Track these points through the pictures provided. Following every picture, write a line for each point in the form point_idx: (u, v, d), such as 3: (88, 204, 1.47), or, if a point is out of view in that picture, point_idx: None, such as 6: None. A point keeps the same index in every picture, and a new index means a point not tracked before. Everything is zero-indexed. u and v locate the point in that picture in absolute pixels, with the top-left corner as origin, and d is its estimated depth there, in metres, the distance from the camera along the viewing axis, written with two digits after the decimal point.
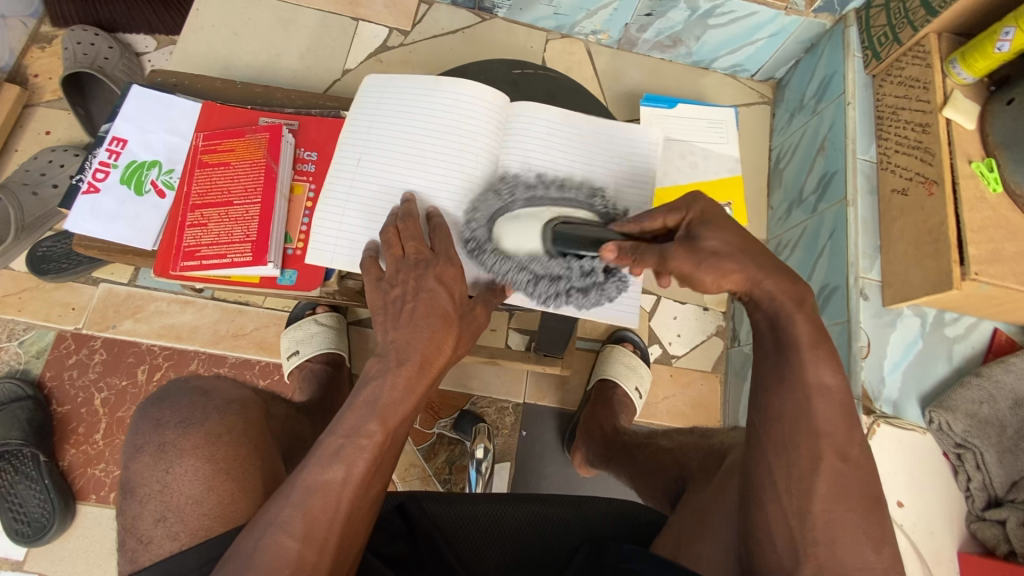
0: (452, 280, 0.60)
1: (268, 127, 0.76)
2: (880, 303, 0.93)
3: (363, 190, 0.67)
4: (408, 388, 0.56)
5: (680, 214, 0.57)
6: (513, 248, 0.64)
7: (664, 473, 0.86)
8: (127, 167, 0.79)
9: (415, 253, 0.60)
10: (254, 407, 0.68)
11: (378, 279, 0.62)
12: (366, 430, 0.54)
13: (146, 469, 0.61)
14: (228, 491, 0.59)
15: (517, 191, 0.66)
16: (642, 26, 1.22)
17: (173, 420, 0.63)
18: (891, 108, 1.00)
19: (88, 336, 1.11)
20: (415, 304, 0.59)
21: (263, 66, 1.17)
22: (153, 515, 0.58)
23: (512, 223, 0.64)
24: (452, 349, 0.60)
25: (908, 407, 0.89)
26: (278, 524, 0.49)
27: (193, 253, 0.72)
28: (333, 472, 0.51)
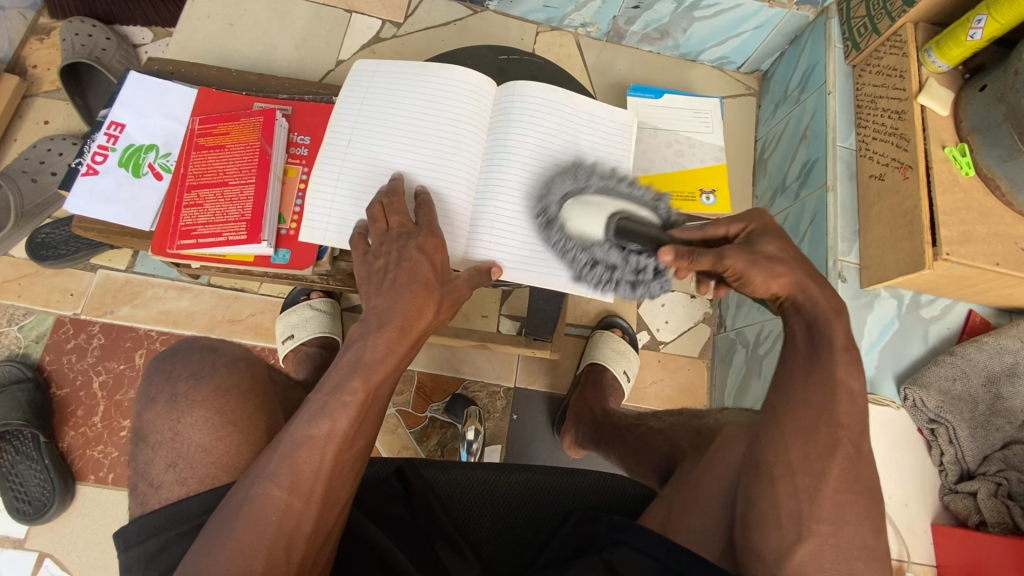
0: (433, 250, 0.62)
1: (262, 112, 0.79)
2: (858, 285, 0.95)
3: (356, 173, 0.70)
4: (388, 351, 0.57)
5: (742, 223, 0.59)
6: (579, 230, 0.63)
7: (655, 452, 0.87)
8: (125, 151, 0.82)
9: (399, 226, 0.63)
10: (260, 365, 0.70)
11: (365, 253, 0.64)
12: (348, 388, 0.55)
13: (157, 417, 0.63)
14: (234, 443, 0.61)
15: (593, 178, 0.66)
16: (630, 18, 1.25)
17: (185, 372, 0.65)
18: (870, 97, 1.02)
19: (87, 321, 1.13)
20: (398, 273, 0.61)
21: (258, 57, 1.20)
22: (164, 460, 0.61)
23: (576, 207, 0.64)
24: (434, 317, 0.61)
25: (884, 385, 0.91)
26: (266, 476, 0.52)
27: (190, 232, 0.74)
28: (319, 428, 0.53)
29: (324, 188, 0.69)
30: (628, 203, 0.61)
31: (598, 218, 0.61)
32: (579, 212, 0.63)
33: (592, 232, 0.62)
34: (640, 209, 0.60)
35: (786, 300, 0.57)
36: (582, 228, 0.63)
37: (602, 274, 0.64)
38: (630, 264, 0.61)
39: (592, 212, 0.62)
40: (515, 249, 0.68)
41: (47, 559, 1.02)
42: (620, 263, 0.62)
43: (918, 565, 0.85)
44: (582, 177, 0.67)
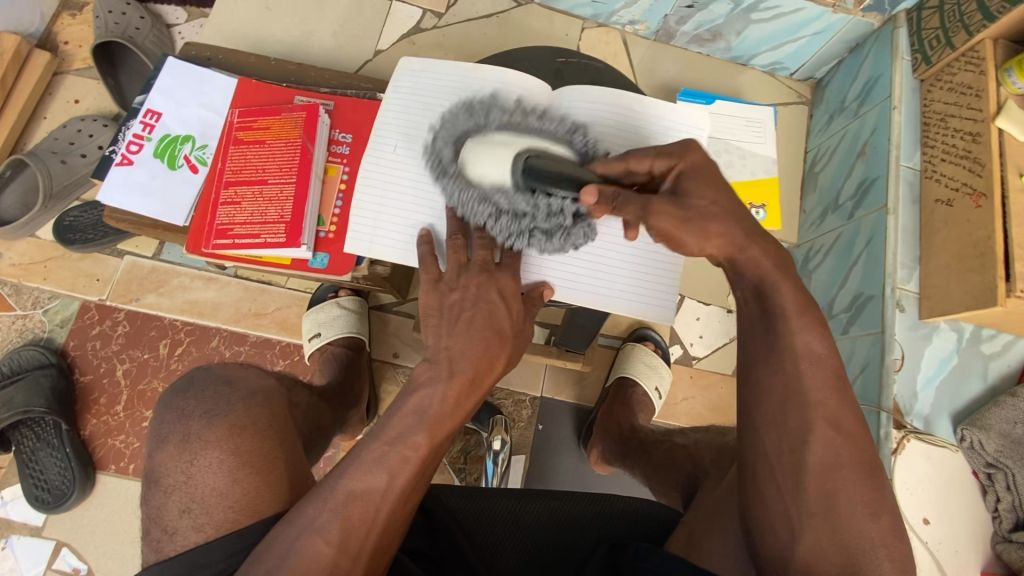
0: (512, 297, 0.62)
1: (304, 107, 0.75)
2: (916, 315, 0.90)
3: (407, 183, 0.66)
4: (455, 404, 0.57)
5: (670, 160, 0.57)
6: (480, 176, 0.60)
7: (677, 469, 0.86)
8: (161, 141, 0.79)
9: (481, 262, 0.63)
10: (276, 398, 0.69)
11: (435, 280, 0.63)
12: (411, 439, 0.54)
13: (169, 459, 0.62)
14: (252, 485, 0.60)
15: (494, 117, 0.63)
16: (682, 18, 1.19)
17: (198, 410, 0.64)
18: (939, 115, 0.96)
19: (112, 308, 1.12)
20: (472, 313, 0.61)
21: (295, 43, 1.16)
22: (178, 505, 0.59)
23: (482, 149, 0.61)
24: (503, 367, 0.62)
25: (940, 423, 0.87)
26: (315, 528, 0.49)
27: (225, 231, 0.70)
28: (376, 481, 0.52)
29: (373, 200, 0.66)
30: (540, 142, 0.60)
31: (501, 159, 0.59)
32: (484, 152, 0.60)
33: (496, 176, 0.59)
34: (552, 147, 0.60)
35: None
36: (483, 173, 0.60)
37: (510, 221, 0.61)
38: (541, 207, 0.59)
39: (497, 156, 0.60)
40: (571, 270, 0.65)
41: (64, 548, 1.02)
42: (530, 209, 0.59)
43: None
44: (483, 115, 0.63)
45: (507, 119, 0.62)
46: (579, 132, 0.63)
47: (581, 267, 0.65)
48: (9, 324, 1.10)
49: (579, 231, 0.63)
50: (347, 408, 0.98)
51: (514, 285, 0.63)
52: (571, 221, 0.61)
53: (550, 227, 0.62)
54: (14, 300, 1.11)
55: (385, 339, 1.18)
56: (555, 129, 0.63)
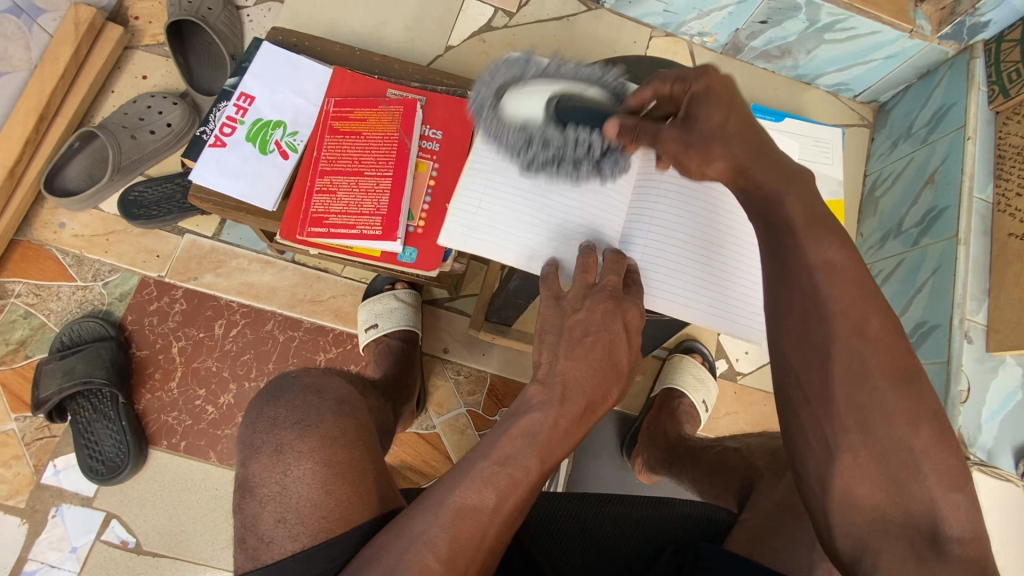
0: (636, 329, 0.60)
1: (402, 101, 0.76)
2: (983, 348, 0.91)
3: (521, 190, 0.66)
4: (567, 433, 0.57)
5: (686, 86, 0.58)
6: (516, 113, 0.68)
7: (733, 473, 0.85)
8: (253, 125, 0.79)
9: (612, 286, 0.60)
10: (361, 411, 0.69)
11: (555, 297, 0.62)
12: (522, 462, 0.55)
13: (264, 470, 0.62)
14: (344, 496, 0.59)
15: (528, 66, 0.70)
16: (753, 33, 1.19)
17: (289, 420, 0.64)
18: (1015, 149, 0.97)
19: (170, 285, 1.12)
20: (596, 338, 0.59)
21: (367, 34, 1.16)
22: (273, 515, 0.59)
23: (518, 98, 0.68)
24: (613, 402, 0.60)
25: (1002, 456, 0.87)
26: (424, 540, 0.52)
27: (321, 220, 0.71)
28: (484, 498, 0.54)
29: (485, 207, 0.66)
30: (568, 84, 0.68)
31: (537, 102, 0.67)
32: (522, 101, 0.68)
33: (533, 114, 0.67)
34: (583, 87, 0.68)
35: None
36: (518, 111, 0.68)
37: (549, 154, 0.66)
38: (570, 139, 0.65)
39: (532, 101, 0.68)
40: (674, 285, 0.65)
41: (114, 520, 1.03)
42: (561, 142, 0.65)
43: None
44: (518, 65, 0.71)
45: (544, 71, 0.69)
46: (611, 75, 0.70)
47: (676, 260, 0.65)
48: (68, 294, 1.11)
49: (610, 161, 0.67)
50: (400, 399, 0.98)
51: (638, 315, 0.61)
52: (601, 155, 0.65)
53: (581, 159, 0.66)
54: (75, 270, 1.11)
55: (436, 334, 1.18)
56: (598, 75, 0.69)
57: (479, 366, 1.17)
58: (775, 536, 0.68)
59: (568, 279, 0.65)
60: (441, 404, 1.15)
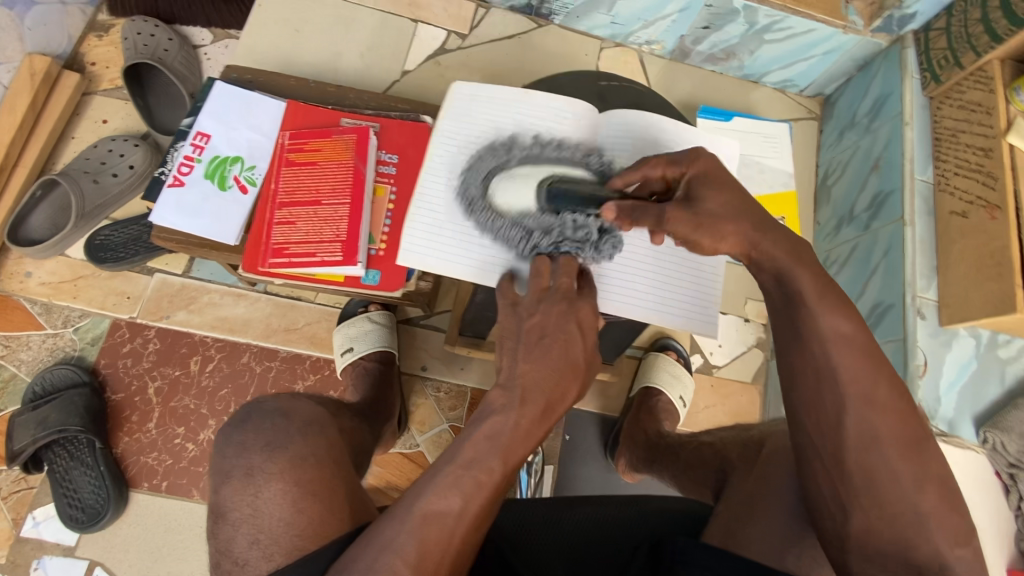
0: (590, 327, 0.62)
1: (355, 129, 0.78)
2: (936, 323, 0.95)
3: (476, 204, 0.70)
4: (527, 433, 0.60)
5: (679, 168, 0.62)
6: (506, 205, 0.70)
7: (706, 465, 0.88)
8: (211, 162, 0.81)
9: (564, 288, 0.63)
10: (331, 427, 0.73)
11: (513, 304, 0.64)
12: (486, 464, 0.58)
13: (236, 493, 0.64)
14: (317, 512, 0.62)
15: (515, 148, 0.72)
16: (698, 38, 1.24)
17: (258, 443, 0.66)
18: (950, 131, 1.01)
19: (143, 326, 1.12)
20: (551, 342, 0.61)
21: (323, 64, 1.18)
22: (246, 537, 0.62)
23: (506, 182, 0.71)
24: (573, 398, 0.62)
25: (963, 426, 0.90)
26: (393, 549, 0.54)
27: (282, 251, 0.72)
28: (450, 503, 0.57)
29: (443, 223, 0.69)
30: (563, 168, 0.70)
31: (528, 189, 0.71)
32: (504, 186, 0.71)
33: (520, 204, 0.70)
34: (575, 169, 0.70)
35: None
36: (508, 203, 0.70)
37: (547, 240, 0.68)
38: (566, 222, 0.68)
39: (517, 189, 0.71)
40: (625, 288, 0.69)
41: (98, 567, 1.01)
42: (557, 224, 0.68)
43: None
44: (502, 151, 0.72)
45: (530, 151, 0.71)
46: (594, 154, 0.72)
47: (632, 253, 0.70)
48: (39, 343, 1.10)
49: (607, 244, 0.68)
50: (379, 422, 0.98)
51: (591, 315, 0.63)
52: (598, 237, 0.68)
53: (576, 243, 0.68)
54: (44, 318, 1.11)
55: (413, 352, 1.19)
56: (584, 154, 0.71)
57: (459, 381, 1.19)
58: (747, 523, 0.70)
59: (524, 287, 0.67)
60: (423, 422, 1.16)
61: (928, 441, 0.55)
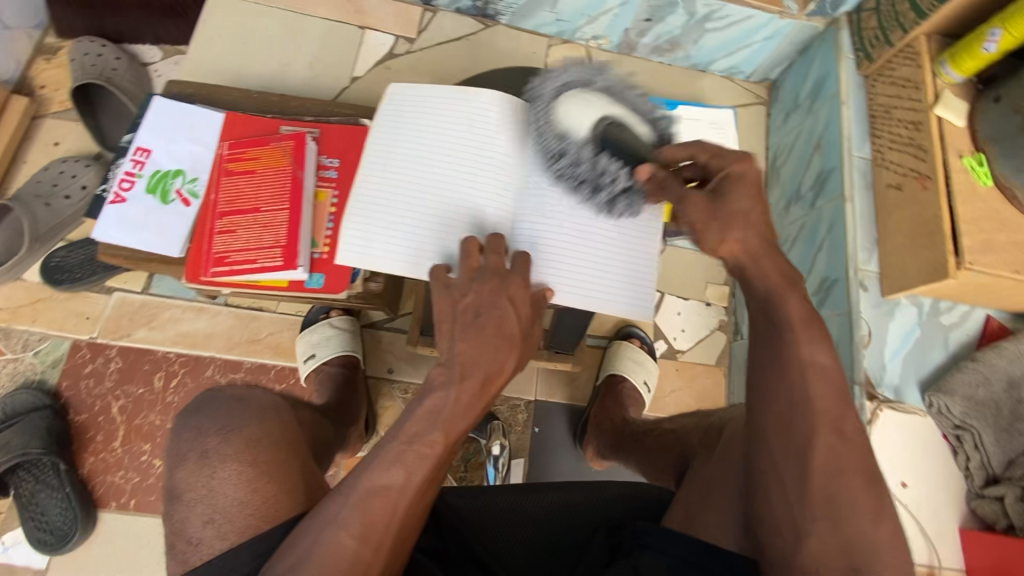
0: (522, 302, 0.64)
1: (292, 136, 0.79)
2: (879, 294, 0.97)
3: (411, 199, 0.72)
4: (468, 405, 0.61)
5: (721, 162, 0.63)
6: (566, 119, 0.67)
7: (669, 453, 0.89)
8: (152, 177, 0.81)
9: (494, 265, 0.66)
10: (284, 411, 0.76)
11: (446, 285, 0.66)
12: (428, 437, 0.60)
13: (191, 475, 0.67)
14: (271, 493, 0.65)
15: (601, 74, 0.69)
16: (642, 31, 1.26)
17: (214, 426, 0.70)
18: (884, 107, 1.04)
19: (104, 345, 1.12)
20: (484, 319, 0.63)
21: (272, 75, 1.19)
22: (201, 517, 0.65)
23: (575, 100, 0.67)
24: (512, 371, 0.64)
25: (908, 392, 0.93)
26: (340, 522, 0.57)
27: (223, 259, 0.73)
28: (393, 477, 0.59)
29: (379, 220, 0.72)
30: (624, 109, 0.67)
31: (590, 113, 0.66)
32: (573, 103, 0.67)
33: (574, 124, 0.66)
34: (637, 121, 0.67)
35: (815, 326, 0.59)
36: (569, 117, 0.66)
37: (571, 171, 0.68)
38: (598, 166, 0.66)
39: (585, 106, 0.66)
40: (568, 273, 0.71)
41: None
42: (587, 171, 0.67)
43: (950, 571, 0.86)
44: (591, 72, 0.69)
45: (611, 87, 0.68)
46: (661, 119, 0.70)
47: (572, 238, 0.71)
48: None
49: (624, 201, 0.69)
50: (345, 427, 1.00)
51: (524, 288, 0.65)
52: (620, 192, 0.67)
53: (602, 188, 0.68)
54: (3, 344, 1.11)
55: (379, 355, 1.20)
56: (646, 109, 0.69)
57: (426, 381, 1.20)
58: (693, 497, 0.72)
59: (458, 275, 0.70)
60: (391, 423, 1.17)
61: (846, 403, 0.57)
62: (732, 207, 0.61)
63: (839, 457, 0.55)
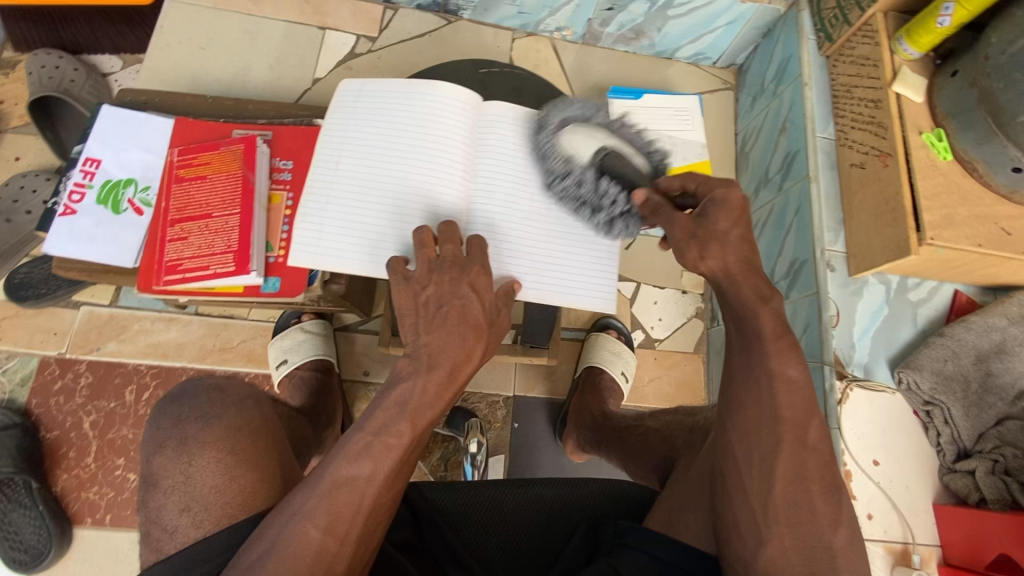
0: (484, 289, 0.64)
1: (242, 139, 0.78)
2: (846, 273, 0.97)
3: (365, 199, 0.71)
4: (436, 393, 0.62)
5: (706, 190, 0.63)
6: (568, 149, 0.69)
7: (653, 453, 0.88)
8: (102, 187, 0.80)
9: (451, 256, 0.66)
10: (264, 402, 0.79)
11: (406, 277, 0.66)
12: (395, 427, 0.60)
13: (167, 462, 0.69)
14: (248, 481, 0.67)
15: (598, 112, 0.72)
16: (605, 20, 1.25)
17: (193, 415, 0.72)
18: (845, 87, 1.03)
19: (73, 360, 1.11)
20: (447, 310, 0.63)
21: (232, 80, 1.18)
22: (177, 505, 0.66)
23: (577, 132, 0.70)
24: (480, 359, 0.64)
25: (878, 369, 0.93)
26: (303, 514, 0.56)
27: (175, 267, 0.72)
28: (359, 469, 0.58)
29: (332, 220, 0.71)
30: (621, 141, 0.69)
31: (589, 145, 0.69)
32: (574, 137, 0.69)
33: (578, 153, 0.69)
34: (631, 151, 0.68)
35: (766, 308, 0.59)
36: (573, 147, 0.69)
37: (573, 192, 0.70)
38: (599, 190, 0.68)
39: (585, 138, 0.69)
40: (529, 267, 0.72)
41: None
42: (589, 192, 0.69)
43: (923, 547, 0.86)
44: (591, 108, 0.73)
45: (608, 120, 0.71)
46: (656, 150, 0.72)
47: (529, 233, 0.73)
48: None
49: (622, 222, 0.71)
50: (321, 428, 0.99)
51: (486, 279, 0.65)
52: (618, 214, 0.70)
53: (602, 210, 0.70)
54: None
55: (354, 358, 1.20)
56: (643, 141, 0.71)
57: None
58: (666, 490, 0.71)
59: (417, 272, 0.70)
60: None
61: (801, 380, 0.58)
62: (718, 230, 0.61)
63: (791, 439, 0.56)
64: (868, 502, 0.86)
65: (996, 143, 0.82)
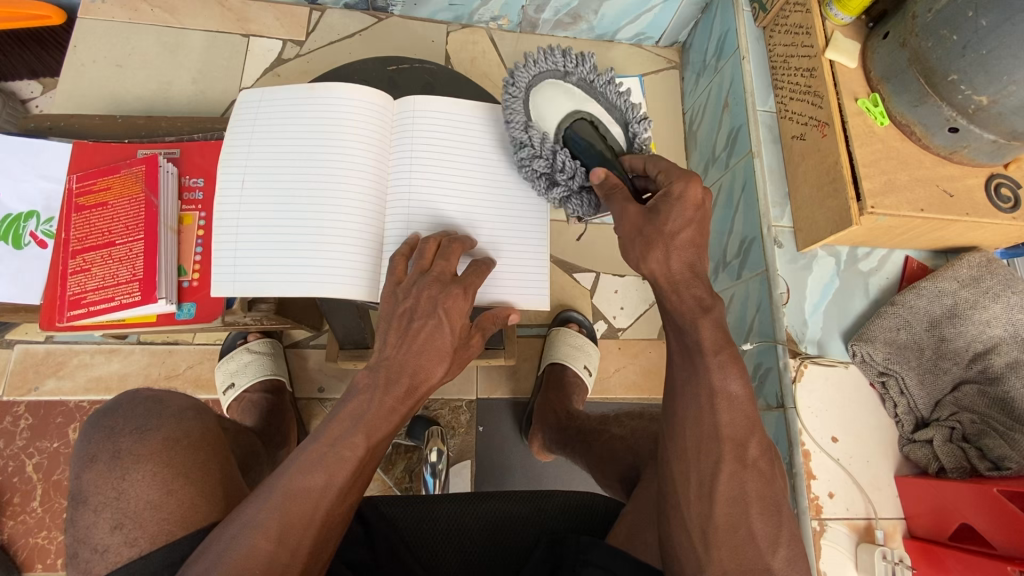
0: (462, 313, 0.61)
1: (143, 159, 0.73)
2: (795, 248, 0.96)
3: (273, 217, 0.67)
4: (391, 411, 0.58)
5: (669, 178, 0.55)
6: (538, 113, 0.64)
7: (619, 462, 0.81)
8: (2, 222, 0.76)
9: (438, 272, 0.61)
10: (210, 414, 0.70)
11: (397, 284, 0.62)
12: (349, 440, 0.56)
13: (99, 478, 0.60)
14: (188, 495, 0.59)
15: (578, 66, 0.64)
16: (539, 7, 1.21)
17: (128, 427, 0.63)
18: (782, 57, 1.01)
19: (10, 403, 1.06)
20: (422, 329, 0.60)
21: (153, 97, 1.14)
22: (108, 523, 0.58)
23: (550, 94, 0.64)
24: (439, 382, 0.61)
25: (832, 344, 0.91)
26: (253, 524, 0.51)
27: (79, 301, 0.69)
28: (313, 479, 0.54)
29: (245, 245, 0.67)
30: (599, 108, 0.64)
31: (561, 108, 0.63)
32: (550, 95, 0.64)
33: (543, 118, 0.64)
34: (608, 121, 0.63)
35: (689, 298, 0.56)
36: (542, 112, 0.64)
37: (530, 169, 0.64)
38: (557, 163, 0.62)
39: (556, 100, 0.63)
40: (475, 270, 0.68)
41: None
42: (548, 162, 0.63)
43: (887, 521, 0.85)
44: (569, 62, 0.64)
45: (585, 81, 0.64)
46: (643, 121, 0.63)
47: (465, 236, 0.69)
48: None
49: (578, 201, 0.64)
50: (274, 448, 0.95)
51: (466, 301, 0.62)
52: (578, 189, 0.63)
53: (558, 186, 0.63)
54: None
55: (307, 375, 1.16)
56: (626, 109, 0.64)
57: None
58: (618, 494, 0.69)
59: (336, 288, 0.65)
60: None
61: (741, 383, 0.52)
62: (664, 230, 0.53)
63: (726, 441, 0.51)
64: (829, 480, 0.85)
65: (931, 104, 0.80)
